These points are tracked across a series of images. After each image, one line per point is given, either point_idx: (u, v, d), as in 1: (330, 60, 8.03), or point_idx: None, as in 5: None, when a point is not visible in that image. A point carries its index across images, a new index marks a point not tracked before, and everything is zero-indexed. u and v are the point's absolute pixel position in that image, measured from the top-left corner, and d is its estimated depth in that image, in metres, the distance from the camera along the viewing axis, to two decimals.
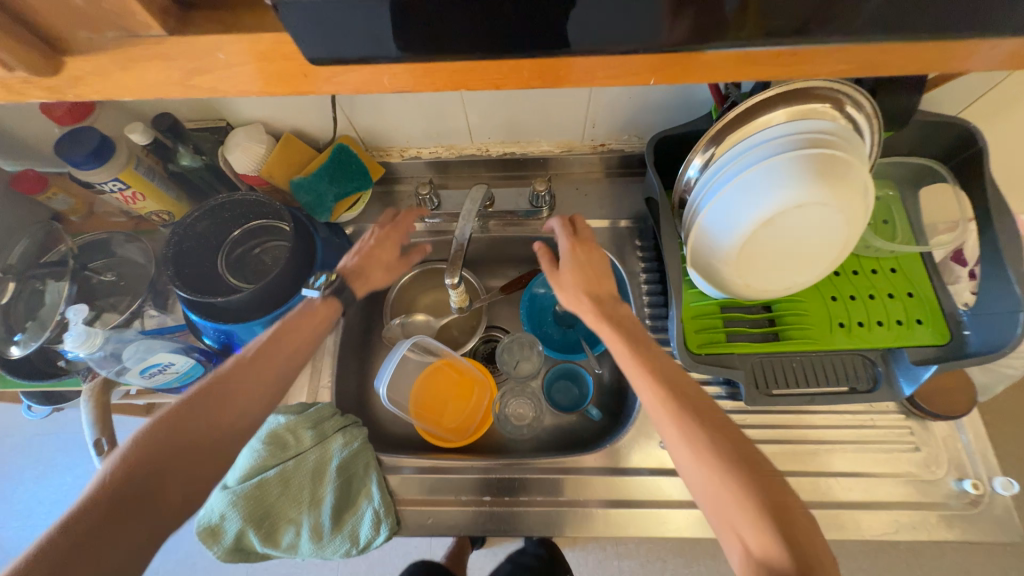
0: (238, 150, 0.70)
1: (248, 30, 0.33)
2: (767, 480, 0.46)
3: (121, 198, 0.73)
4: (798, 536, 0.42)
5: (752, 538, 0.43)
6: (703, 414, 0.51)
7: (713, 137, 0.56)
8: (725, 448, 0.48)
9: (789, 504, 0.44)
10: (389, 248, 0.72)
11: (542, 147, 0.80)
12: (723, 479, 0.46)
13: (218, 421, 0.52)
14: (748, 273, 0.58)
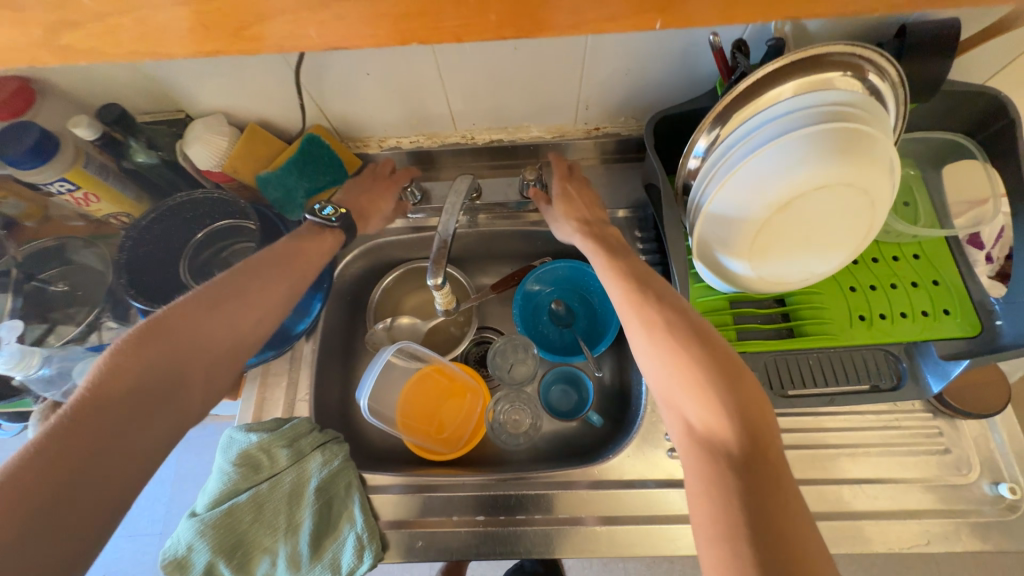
0: (197, 144, 0.63)
1: None
2: (726, 365, 0.46)
3: (71, 200, 0.67)
4: (749, 418, 0.43)
5: (698, 416, 0.44)
6: (665, 303, 0.52)
7: (717, 116, 0.50)
8: (682, 335, 0.48)
9: (746, 386, 0.45)
10: (382, 194, 0.69)
11: (532, 133, 0.74)
12: (678, 363, 0.47)
13: (208, 327, 0.49)
14: (763, 265, 0.53)
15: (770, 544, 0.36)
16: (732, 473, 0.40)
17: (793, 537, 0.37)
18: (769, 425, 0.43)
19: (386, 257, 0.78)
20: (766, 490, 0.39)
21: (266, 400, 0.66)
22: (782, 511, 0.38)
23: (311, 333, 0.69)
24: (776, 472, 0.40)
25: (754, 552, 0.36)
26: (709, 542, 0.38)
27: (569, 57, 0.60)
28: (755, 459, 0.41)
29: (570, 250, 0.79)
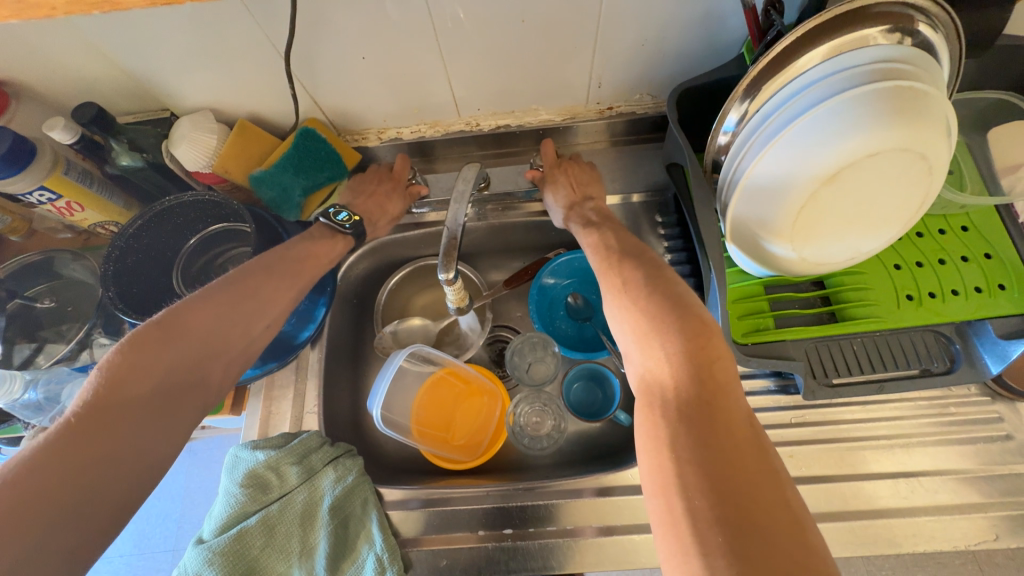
0: (184, 142, 0.59)
1: None
2: (678, 310, 0.44)
3: (54, 211, 0.63)
4: (695, 356, 0.40)
5: (645, 364, 0.43)
6: (636, 262, 0.51)
7: (748, 86, 0.45)
8: (642, 288, 0.47)
9: (701, 329, 0.42)
10: (387, 191, 0.65)
11: (542, 117, 0.69)
12: (631, 317, 0.46)
13: (209, 330, 0.47)
14: (805, 245, 0.48)
15: (705, 478, 0.34)
16: (671, 412, 0.38)
17: (732, 474, 0.34)
18: (720, 363, 0.40)
19: (392, 255, 0.74)
20: (707, 427, 0.36)
21: (274, 413, 0.62)
22: (723, 447, 0.35)
23: (316, 340, 0.65)
24: (723, 409, 0.37)
25: (688, 487, 0.34)
26: (648, 482, 0.36)
27: (581, 30, 0.55)
28: (698, 398, 0.38)
29: None
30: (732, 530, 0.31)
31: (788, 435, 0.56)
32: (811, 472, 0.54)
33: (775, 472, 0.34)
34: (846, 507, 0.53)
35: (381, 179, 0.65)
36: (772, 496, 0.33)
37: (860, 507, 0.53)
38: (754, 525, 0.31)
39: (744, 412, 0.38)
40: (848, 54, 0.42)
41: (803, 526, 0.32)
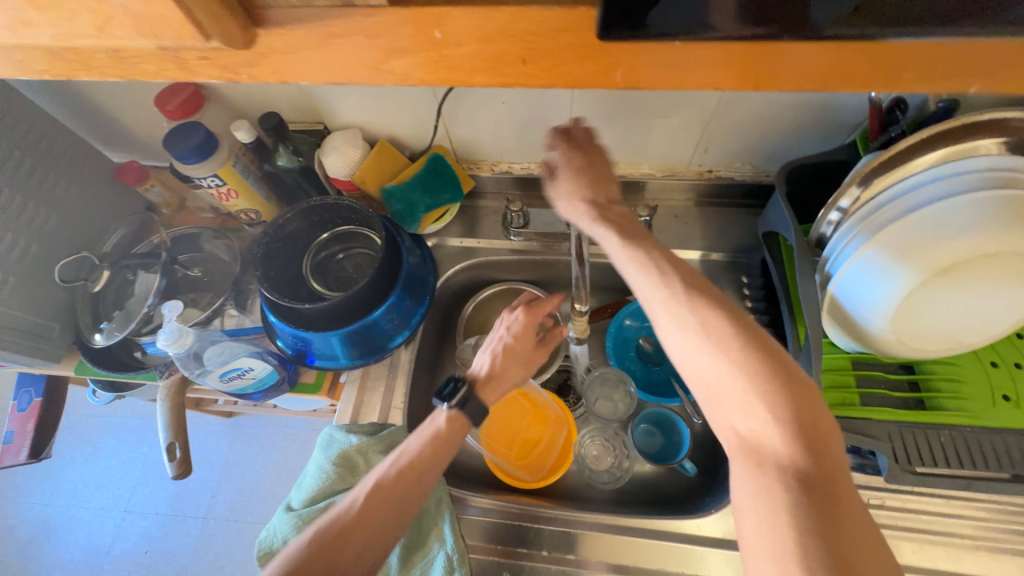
0: (334, 154, 0.68)
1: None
2: (778, 365, 0.39)
3: (214, 195, 0.73)
4: (804, 417, 0.37)
5: (746, 425, 0.39)
6: (710, 295, 0.43)
7: (865, 175, 0.49)
8: (729, 330, 0.40)
9: (801, 387, 0.39)
10: (525, 339, 0.61)
11: (642, 171, 0.75)
12: (720, 366, 0.40)
13: (420, 491, 0.49)
14: (905, 328, 0.50)
15: (830, 557, 0.32)
16: (785, 481, 0.36)
17: (859, 555, 0.33)
18: (828, 426, 0.38)
19: (483, 275, 0.80)
20: (825, 500, 0.35)
21: (366, 401, 0.67)
22: (841, 522, 0.34)
23: (410, 342, 0.70)
24: (837, 481, 0.36)
25: (810, 564, 0.32)
26: (760, 550, 0.35)
27: (701, 101, 0.61)
28: (813, 469, 0.36)
29: None
30: None
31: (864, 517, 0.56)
32: None
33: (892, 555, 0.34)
34: None
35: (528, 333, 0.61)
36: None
37: None
38: None
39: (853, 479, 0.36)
40: (972, 158, 0.45)
41: None
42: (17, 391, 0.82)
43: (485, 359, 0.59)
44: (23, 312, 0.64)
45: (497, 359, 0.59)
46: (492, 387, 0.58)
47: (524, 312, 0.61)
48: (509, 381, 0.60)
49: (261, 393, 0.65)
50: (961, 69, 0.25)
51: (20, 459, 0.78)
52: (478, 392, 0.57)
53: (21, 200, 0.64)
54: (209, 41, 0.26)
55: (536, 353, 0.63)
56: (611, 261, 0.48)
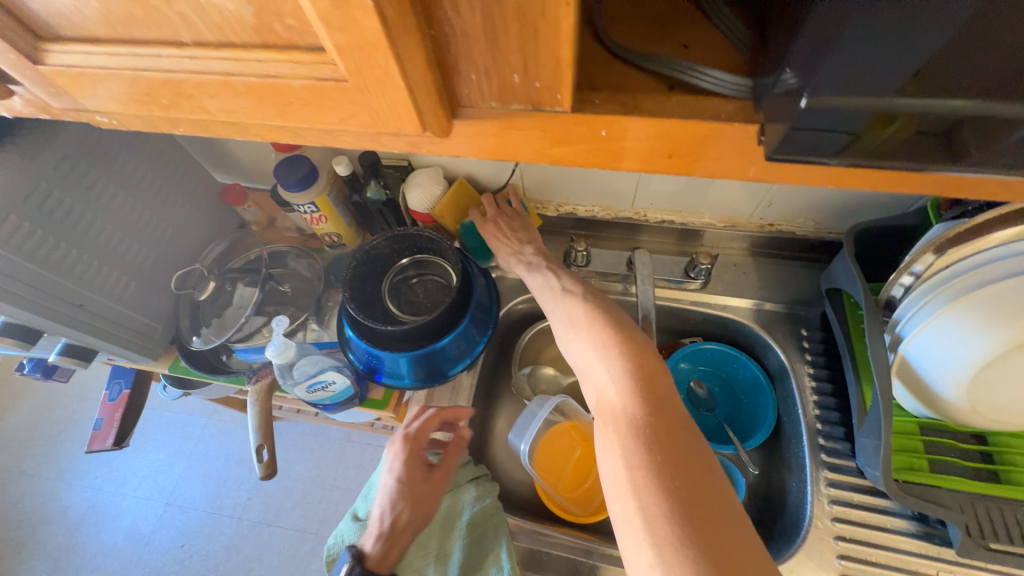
0: (417, 189, 0.74)
1: (611, 84, 0.25)
2: (618, 336, 0.50)
3: (306, 219, 0.80)
4: (636, 375, 0.46)
5: (599, 390, 0.48)
6: (588, 297, 0.56)
7: (942, 243, 0.50)
8: (591, 316, 0.53)
9: (643, 355, 0.48)
10: (413, 471, 0.61)
11: (702, 220, 0.78)
12: (582, 343, 0.52)
13: None
14: (980, 399, 0.50)
15: (655, 483, 0.39)
16: (622, 428, 0.43)
17: (685, 489, 0.38)
18: (662, 383, 0.46)
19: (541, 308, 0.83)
20: (659, 443, 0.41)
21: None
22: (675, 461, 0.40)
23: (471, 368, 0.74)
24: (672, 430, 0.42)
25: (638, 488, 0.39)
26: (612, 487, 0.41)
27: None
28: (650, 417, 0.43)
29: (721, 335, 0.79)
30: (696, 536, 0.36)
31: None
32: None
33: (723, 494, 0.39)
34: None
35: (410, 472, 0.60)
36: (716, 509, 0.38)
37: None
38: (713, 538, 0.36)
39: (686, 427, 0.43)
40: None
41: (759, 552, 0.36)
42: (109, 381, 0.90)
43: (373, 535, 0.57)
44: (137, 314, 0.71)
45: (383, 512, 0.58)
46: (388, 553, 0.56)
47: (394, 443, 0.61)
48: (405, 539, 0.58)
49: (335, 403, 0.69)
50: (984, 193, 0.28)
51: (105, 445, 0.85)
52: (376, 558, 0.55)
53: (146, 215, 0.72)
54: (422, 131, 0.25)
55: (428, 481, 0.61)
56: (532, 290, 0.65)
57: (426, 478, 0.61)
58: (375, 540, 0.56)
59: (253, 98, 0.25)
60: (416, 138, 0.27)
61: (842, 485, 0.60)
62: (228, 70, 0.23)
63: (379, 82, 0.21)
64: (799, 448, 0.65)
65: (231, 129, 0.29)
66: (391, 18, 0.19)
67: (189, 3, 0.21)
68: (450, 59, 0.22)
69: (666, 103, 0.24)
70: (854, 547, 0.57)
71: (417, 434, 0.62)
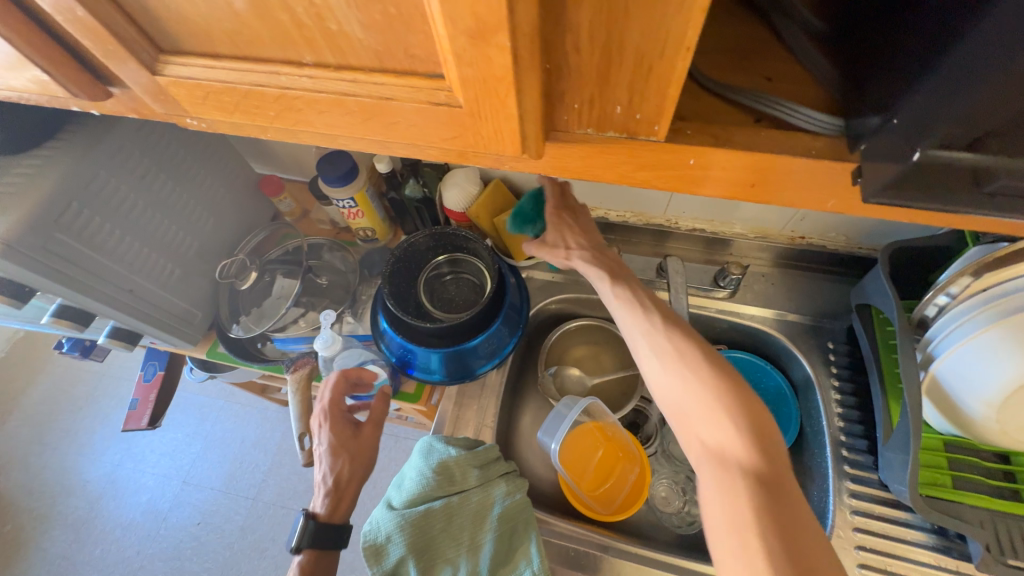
0: (454, 189, 0.76)
1: (701, 116, 0.26)
2: (723, 378, 0.47)
3: (342, 213, 0.82)
4: (758, 427, 0.44)
5: (710, 436, 0.45)
6: (680, 329, 0.52)
7: (977, 266, 0.51)
8: (690, 353, 0.49)
9: (748, 400, 0.46)
10: (342, 433, 0.66)
11: (734, 230, 0.79)
12: (688, 385, 0.47)
13: None
14: (1009, 419, 0.51)
15: (782, 546, 0.38)
16: (744, 484, 0.42)
17: (810, 551, 0.38)
18: (772, 433, 0.45)
19: (568, 310, 0.85)
20: (779, 501, 0.41)
21: (457, 417, 0.73)
22: (795, 520, 0.40)
23: (500, 366, 0.75)
24: (788, 484, 0.42)
25: (770, 553, 0.38)
26: (731, 551, 0.40)
27: None
28: (766, 469, 0.42)
29: (746, 343, 0.80)
30: None
31: None
32: None
33: None
34: None
35: (338, 435, 0.66)
36: None
37: None
38: None
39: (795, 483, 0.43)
40: None
41: None
42: (144, 363, 0.93)
43: (319, 492, 0.63)
44: (180, 300, 0.74)
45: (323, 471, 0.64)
46: (337, 506, 0.64)
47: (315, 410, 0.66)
48: (351, 490, 0.65)
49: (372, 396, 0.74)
50: None
51: (140, 424, 0.88)
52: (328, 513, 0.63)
53: (191, 204, 0.74)
54: (519, 154, 0.26)
55: (356, 437, 0.67)
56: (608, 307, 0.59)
57: (356, 435, 0.67)
58: (321, 498, 0.63)
59: (360, 116, 0.26)
60: (507, 158, 0.28)
61: (863, 496, 0.61)
62: (343, 91, 0.25)
63: (493, 110, 0.23)
64: (821, 458, 0.66)
65: (324, 139, 0.31)
66: (523, 56, 0.20)
67: (321, 30, 0.23)
68: (558, 91, 0.24)
69: (754, 135, 0.26)
70: (871, 555, 0.59)
71: (333, 400, 0.67)
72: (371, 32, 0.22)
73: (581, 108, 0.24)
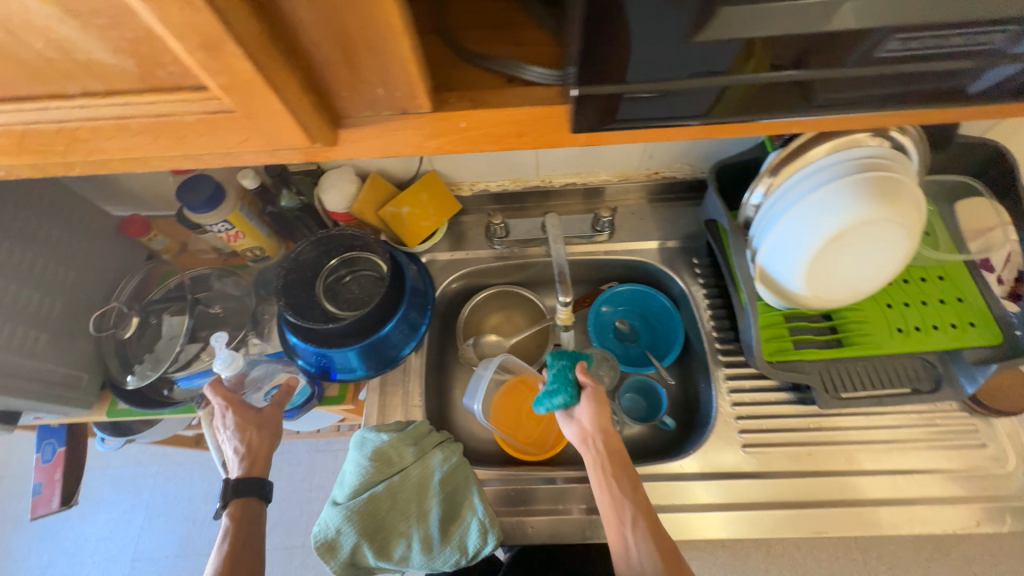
0: (332, 190, 0.76)
1: (463, 87, 0.31)
2: (664, 547, 0.55)
3: (222, 238, 0.79)
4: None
5: None
6: (638, 494, 0.60)
7: (775, 166, 0.63)
8: (644, 516, 0.58)
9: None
10: (245, 409, 0.68)
11: (601, 177, 0.87)
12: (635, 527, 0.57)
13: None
14: (817, 286, 0.64)
15: None
16: None
17: None
18: None
19: (473, 282, 0.89)
20: None
21: (384, 406, 0.76)
22: None
23: (418, 349, 0.79)
24: None
25: None
26: None
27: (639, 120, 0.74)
28: None
29: (634, 275, 0.90)
30: None
31: (808, 438, 0.69)
32: (823, 468, 0.67)
33: None
34: (851, 496, 0.66)
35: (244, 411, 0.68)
36: None
37: (862, 497, 0.66)
38: None
39: None
40: (840, 153, 0.60)
41: None
42: (38, 445, 0.85)
43: (233, 461, 0.66)
44: (57, 365, 0.69)
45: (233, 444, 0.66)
46: (253, 468, 0.66)
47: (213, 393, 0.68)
48: (266, 452, 0.68)
49: (297, 409, 0.75)
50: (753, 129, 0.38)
51: (52, 506, 0.81)
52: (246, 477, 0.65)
53: (43, 262, 0.68)
54: (312, 144, 0.29)
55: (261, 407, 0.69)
56: (579, 444, 0.66)
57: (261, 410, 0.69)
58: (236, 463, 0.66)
59: (148, 135, 0.28)
60: (311, 149, 0.31)
61: (737, 376, 0.73)
62: (121, 114, 0.26)
63: (263, 110, 0.26)
64: (702, 354, 0.78)
65: (131, 165, 0.32)
66: (261, 59, 0.23)
67: (71, 62, 0.24)
68: (322, 81, 0.27)
69: (504, 94, 0.31)
70: (750, 420, 0.71)
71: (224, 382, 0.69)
72: (120, 58, 0.24)
73: (351, 93, 0.28)
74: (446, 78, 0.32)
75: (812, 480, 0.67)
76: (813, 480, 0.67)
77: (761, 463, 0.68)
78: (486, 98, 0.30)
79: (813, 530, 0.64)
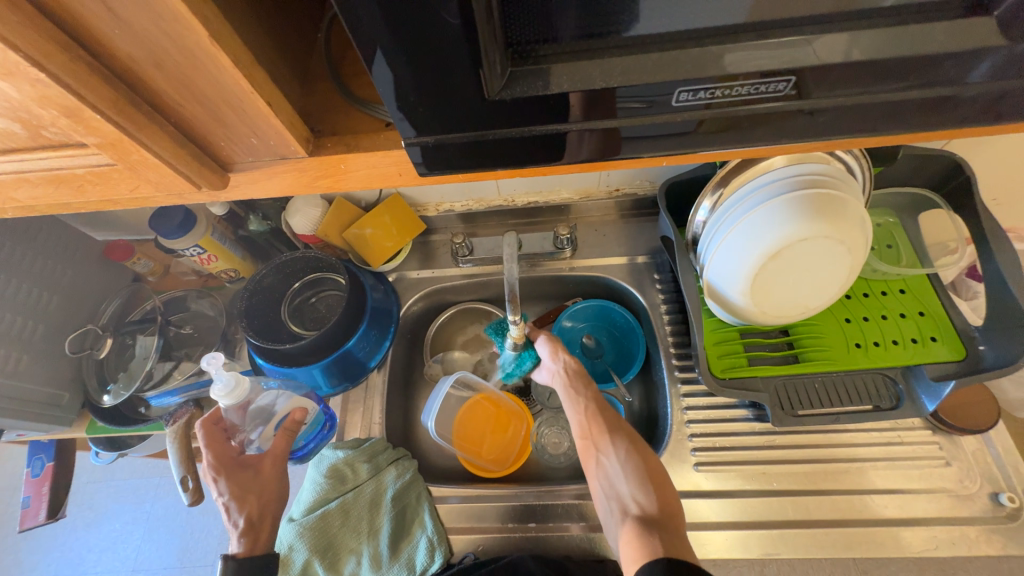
0: (298, 215, 0.79)
1: (341, 134, 0.35)
2: (612, 415, 0.67)
3: (196, 261, 0.83)
4: (648, 478, 0.59)
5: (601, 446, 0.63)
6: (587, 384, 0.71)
7: (717, 183, 0.63)
8: (594, 399, 0.69)
9: (627, 430, 0.65)
10: (243, 474, 0.63)
11: (563, 195, 0.88)
12: (588, 408, 0.68)
13: None
14: (763, 301, 0.64)
15: (644, 537, 0.52)
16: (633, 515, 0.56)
17: (670, 532, 0.52)
18: (658, 469, 0.61)
19: (441, 300, 0.91)
20: (656, 522, 0.54)
21: (345, 423, 0.78)
22: (663, 520, 0.54)
23: (381, 366, 0.81)
24: (667, 512, 0.56)
25: (643, 544, 0.51)
26: (629, 554, 0.51)
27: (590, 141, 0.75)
28: (654, 500, 0.57)
29: (600, 291, 0.90)
30: (677, 550, 0.49)
31: (764, 455, 0.68)
32: (779, 487, 0.66)
33: (681, 526, 0.55)
34: (808, 517, 0.64)
35: (244, 477, 0.62)
36: (686, 543, 0.51)
37: (820, 517, 0.64)
38: (681, 546, 0.50)
39: (671, 496, 0.58)
40: (777, 170, 0.60)
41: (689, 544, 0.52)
42: (29, 459, 0.89)
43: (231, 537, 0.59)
44: (39, 384, 0.73)
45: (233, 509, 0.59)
46: (256, 541, 0.59)
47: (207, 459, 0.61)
48: (271, 521, 0.62)
49: (309, 444, 0.73)
50: (641, 161, 0.39)
51: (39, 520, 0.86)
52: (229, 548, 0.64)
53: (32, 287, 0.74)
54: (200, 187, 0.35)
55: (262, 469, 0.64)
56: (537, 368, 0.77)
57: (259, 473, 0.63)
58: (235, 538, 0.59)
59: (69, 184, 0.34)
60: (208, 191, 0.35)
61: (693, 393, 0.73)
62: (49, 164, 0.33)
63: (143, 163, 0.32)
64: (662, 370, 0.78)
65: (57, 208, 0.38)
66: (123, 122, 0.29)
67: None
68: (198, 131, 0.33)
69: (377, 139, 0.35)
70: (707, 439, 0.70)
71: (216, 447, 0.63)
72: (8, 122, 0.29)
73: (227, 138, 0.34)
74: (329, 127, 0.36)
75: (766, 500, 0.66)
76: (769, 500, 0.66)
77: (715, 481, 0.67)
78: (354, 144, 0.34)
79: (764, 552, 0.63)
